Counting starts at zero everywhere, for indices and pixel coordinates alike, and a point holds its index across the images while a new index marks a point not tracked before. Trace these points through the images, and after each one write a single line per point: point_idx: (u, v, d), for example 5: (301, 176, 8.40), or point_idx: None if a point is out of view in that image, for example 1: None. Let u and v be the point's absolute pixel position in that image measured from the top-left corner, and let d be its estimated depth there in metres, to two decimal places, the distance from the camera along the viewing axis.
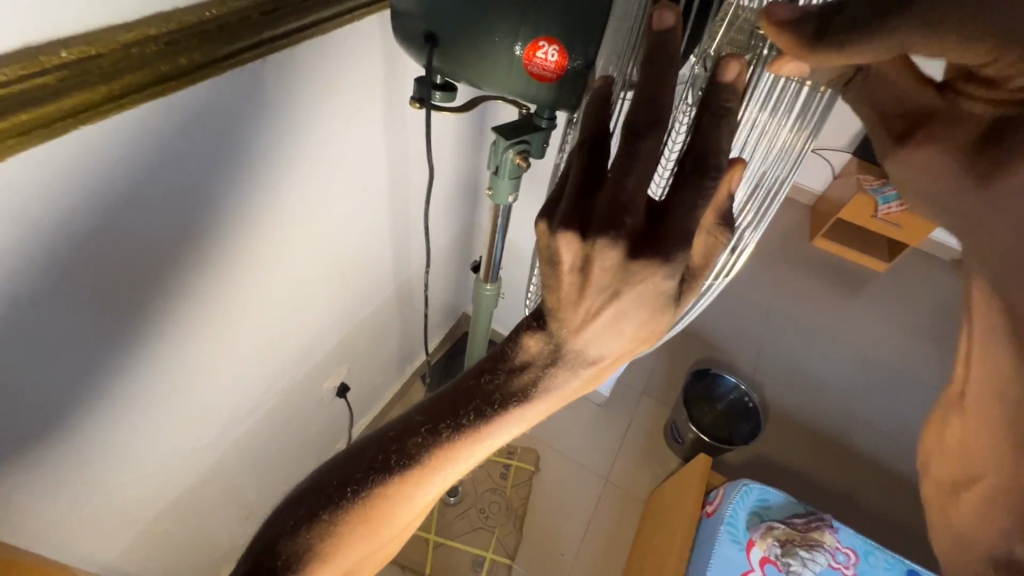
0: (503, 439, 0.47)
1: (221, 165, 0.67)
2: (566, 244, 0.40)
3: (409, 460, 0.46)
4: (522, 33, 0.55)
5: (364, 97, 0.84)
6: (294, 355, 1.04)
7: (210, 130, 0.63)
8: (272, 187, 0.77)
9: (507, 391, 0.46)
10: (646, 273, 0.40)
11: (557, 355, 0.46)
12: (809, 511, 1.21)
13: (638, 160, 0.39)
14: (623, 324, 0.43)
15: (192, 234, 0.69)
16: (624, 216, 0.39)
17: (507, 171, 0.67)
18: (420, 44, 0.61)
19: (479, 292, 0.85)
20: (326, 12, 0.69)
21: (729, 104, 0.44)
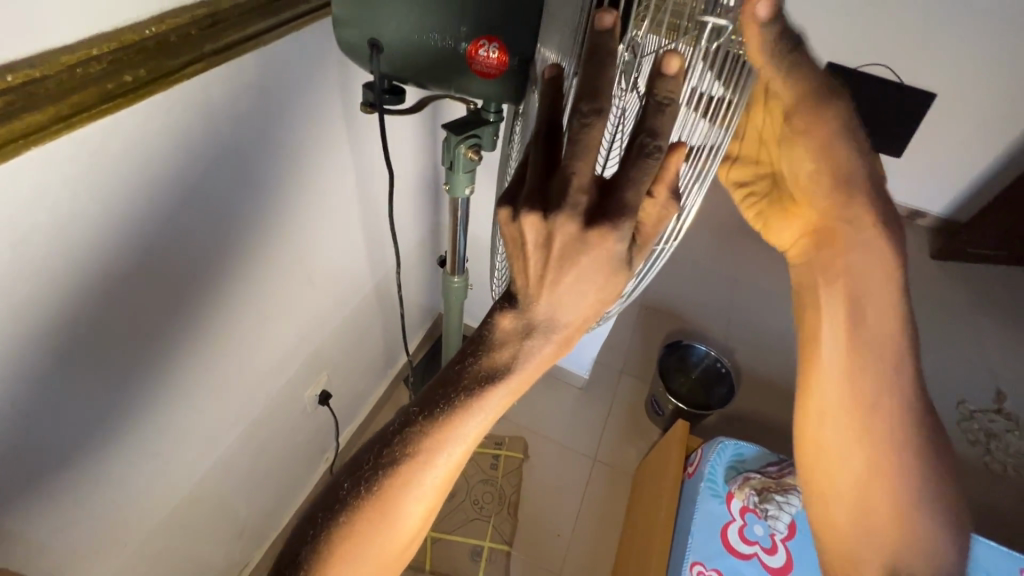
0: (492, 412, 0.52)
1: (186, 183, 0.69)
2: (529, 223, 0.44)
3: (413, 443, 0.51)
4: (462, 32, 0.58)
5: (320, 106, 0.86)
6: (271, 367, 1.04)
7: (172, 151, 0.65)
8: (238, 202, 0.79)
9: (490, 368, 0.50)
10: (601, 240, 0.43)
11: (530, 329, 0.50)
12: (781, 459, 1.29)
13: (582, 145, 0.42)
14: (584, 288, 0.47)
15: (163, 254, 0.70)
16: (576, 194, 0.43)
17: (461, 166, 0.69)
18: (366, 52, 0.63)
19: (447, 285, 0.88)
20: (267, 21, 0.70)
21: (671, 98, 0.44)
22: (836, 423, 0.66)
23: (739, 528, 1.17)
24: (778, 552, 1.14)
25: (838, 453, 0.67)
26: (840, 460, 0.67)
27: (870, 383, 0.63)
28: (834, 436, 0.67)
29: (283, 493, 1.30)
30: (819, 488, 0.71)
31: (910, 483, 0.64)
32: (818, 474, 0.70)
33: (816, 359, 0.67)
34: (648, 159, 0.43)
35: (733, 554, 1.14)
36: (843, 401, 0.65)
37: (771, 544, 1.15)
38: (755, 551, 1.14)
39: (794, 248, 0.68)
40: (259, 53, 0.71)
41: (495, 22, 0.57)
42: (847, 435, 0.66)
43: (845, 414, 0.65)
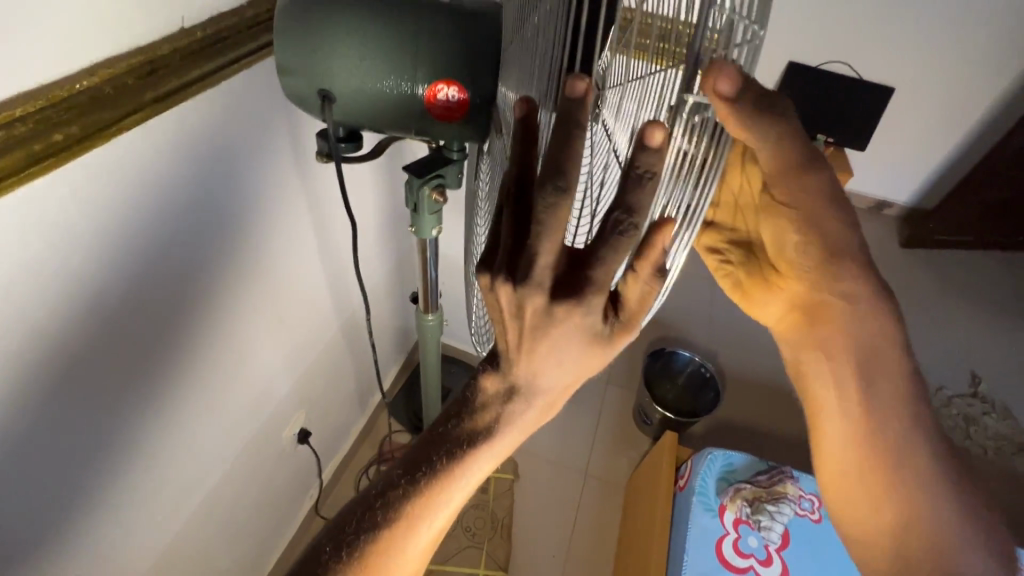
0: (479, 474, 0.50)
1: (146, 235, 0.67)
2: (502, 292, 0.41)
3: (395, 511, 0.49)
4: (421, 77, 0.56)
5: (275, 146, 0.84)
6: (244, 414, 1.00)
7: (130, 205, 0.63)
8: (196, 252, 0.76)
9: (473, 431, 0.48)
10: (568, 314, 0.41)
11: (512, 391, 0.48)
12: (770, 467, 1.28)
13: (549, 222, 0.37)
14: (560, 356, 0.45)
15: (129, 307, 0.68)
16: (542, 272, 0.39)
17: (426, 208, 0.67)
18: (316, 102, 0.60)
19: (421, 323, 0.85)
20: (207, 64, 0.67)
21: (652, 172, 0.38)
22: (855, 477, 0.69)
23: (733, 541, 1.16)
24: (773, 563, 1.13)
25: (866, 508, 0.69)
26: (870, 514, 0.69)
27: (885, 442, 0.66)
28: (857, 489, 0.69)
29: (265, 538, 1.25)
30: (854, 538, 0.72)
31: (938, 526, 0.66)
32: (850, 524, 0.72)
33: (825, 418, 0.69)
34: (622, 238, 0.38)
35: (728, 569, 1.13)
36: (857, 454, 0.68)
37: (766, 556, 1.14)
38: (750, 564, 1.13)
39: (779, 319, 0.70)
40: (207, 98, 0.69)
41: (452, 66, 0.55)
42: (868, 487, 0.68)
43: (861, 467, 0.68)
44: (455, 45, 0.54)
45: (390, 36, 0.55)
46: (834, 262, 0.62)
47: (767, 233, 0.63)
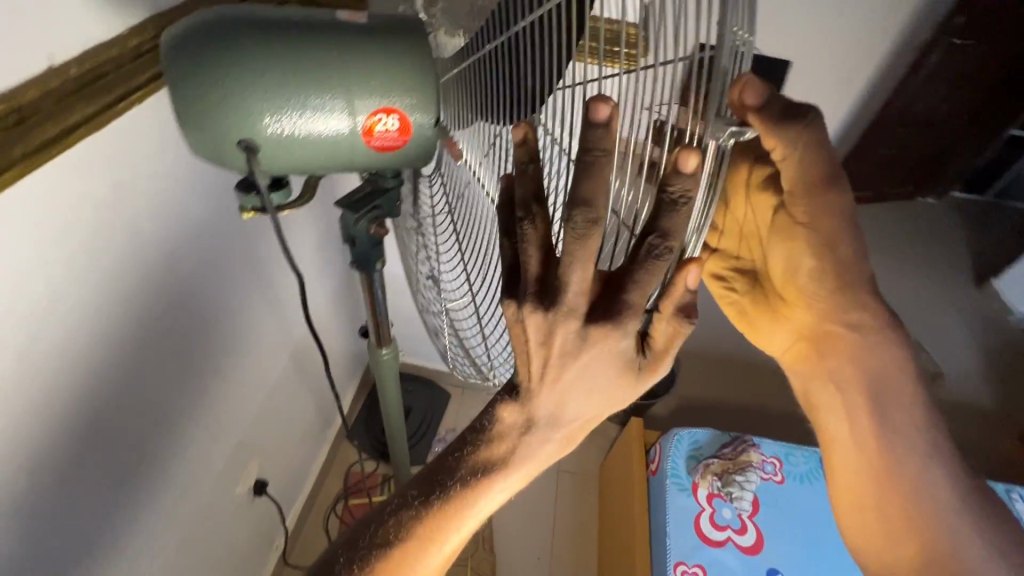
0: (495, 502, 0.48)
1: (125, 309, 0.71)
2: (531, 321, 0.38)
3: (406, 531, 0.48)
4: (349, 107, 0.45)
5: (183, 183, 0.76)
6: (185, 468, 0.93)
7: (106, 285, 0.67)
8: (110, 306, 0.69)
9: (489, 461, 0.46)
10: (604, 338, 0.37)
11: (531, 423, 0.44)
12: (733, 438, 1.33)
13: (579, 251, 0.34)
14: (589, 385, 0.41)
15: (119, 376, 0.73)
16: (576, 298, 0.36)
17: (366, 242, 0.61)
18: (236, 154, 0.46)
19: (377, 359, 0.79)
20: (90, 105, 0.58)
21: (687, 198, 0.34)
22: (863, 485, 0.63)
23: (710, 516, 1.20)
24: (748, 530, 1.18)
25: (881, 528, 0.63)
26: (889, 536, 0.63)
27: (896, 453, 0.61)
28: (867, 497, 0.63)
29: None
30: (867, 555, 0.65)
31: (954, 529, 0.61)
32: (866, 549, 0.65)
33: (828, 426, 0.64)
34: (655, 261, 0.35)
35: (708, 544, 1.16)
36: (862, 461, 0.63)
37: (740, 525, 1.18)
38: (727, 536, 1.17)
39: (788, 352, 0.65)
40: (110, 152, 0.64)
41: (390, 91, 0.46)
42: (876, 495, 0.63)
43: (869, 473, 0.62)
44: (393, 62, 0.45)
45: (299, 60, 0.43)
46: (846, 280, 0.57)
47: (778, 260, 0.58)
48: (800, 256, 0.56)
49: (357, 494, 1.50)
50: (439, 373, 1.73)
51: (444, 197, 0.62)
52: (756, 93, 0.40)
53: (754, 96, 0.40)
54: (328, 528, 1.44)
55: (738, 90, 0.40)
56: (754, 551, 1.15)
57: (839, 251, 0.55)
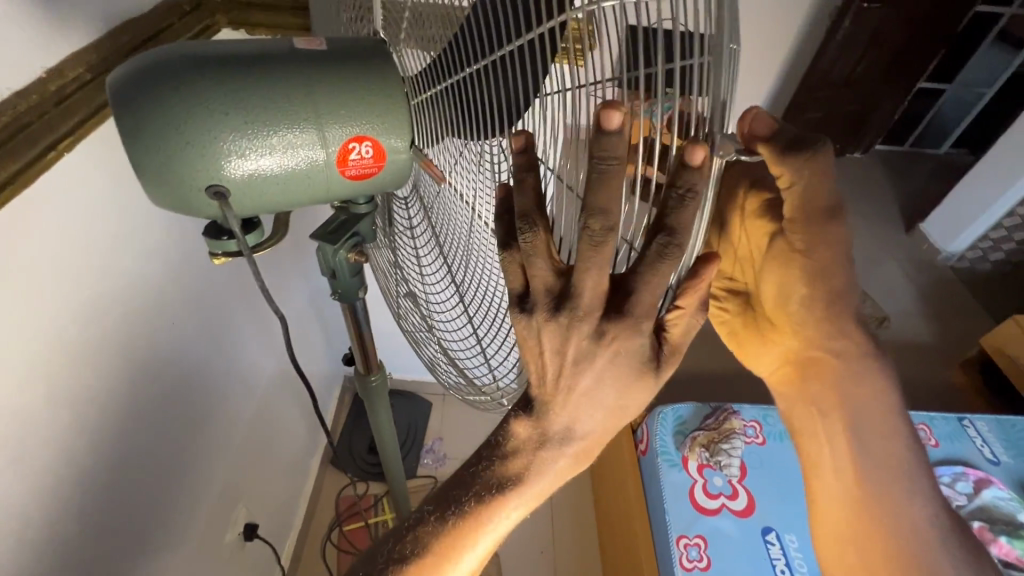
0: (510, 521, 0.46)
1: (107, 378, 0.68)
2: (546, 332, 0.39)
3: (423, 548, 0.47)
4: (319, 136, 0.43)
5: (139, 227, 0.71)
6: (173, 526, 0.88)
7: (85, 358, 0.64)
8: (76, 370, 0.63)
9: (504, 477, 0.45)
10: (622, 336, 0.37)
11: (546, 439, 0.43)
12: (714, 408, 1.38)
13: (594, 257, 0.34)
14: (600, 396, 0.41)
15: (106, 448, 0.70)
16: (591, 302, 0.36)
17: (346, 271, 0.59)
18: (205, 200, 0.43)
19: (366, 386, 0.77)
20: (17, 161, 0.52)
21: (694, 192, 0.33)
22: (845, 504, 0.61)
23: (703, 486, 1.24)
24: (740, 495, 1.23)
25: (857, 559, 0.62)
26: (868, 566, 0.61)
27: (879, 484, 0.60)
28: (849, 516, 0.62)
29: None
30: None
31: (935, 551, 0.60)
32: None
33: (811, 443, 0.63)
34: (663, 260, 0.34)
35: (705, 513, 1.20)
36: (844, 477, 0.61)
37: (732, 490, 1.23)
38: (721, 503, 1.22)
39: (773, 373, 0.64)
40: (65, 216, 0.60)
41: (363, 118, 0.44)
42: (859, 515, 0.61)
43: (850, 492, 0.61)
44: (362, 87, 0.44)
45: (264, 91, 0.41)
46: (823, 306, 0.55)
47: (769, 285, 0.55)
48: (792, 281, 0.53)
49: (351, 519, 1.46)
50: (419, 384, 1.70)
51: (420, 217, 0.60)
52: (770, 128, 0.39)
53: (769, 131, 0.39)
54: (326, 558, 1.40)
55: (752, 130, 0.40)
56: (747, 514, 1.20)
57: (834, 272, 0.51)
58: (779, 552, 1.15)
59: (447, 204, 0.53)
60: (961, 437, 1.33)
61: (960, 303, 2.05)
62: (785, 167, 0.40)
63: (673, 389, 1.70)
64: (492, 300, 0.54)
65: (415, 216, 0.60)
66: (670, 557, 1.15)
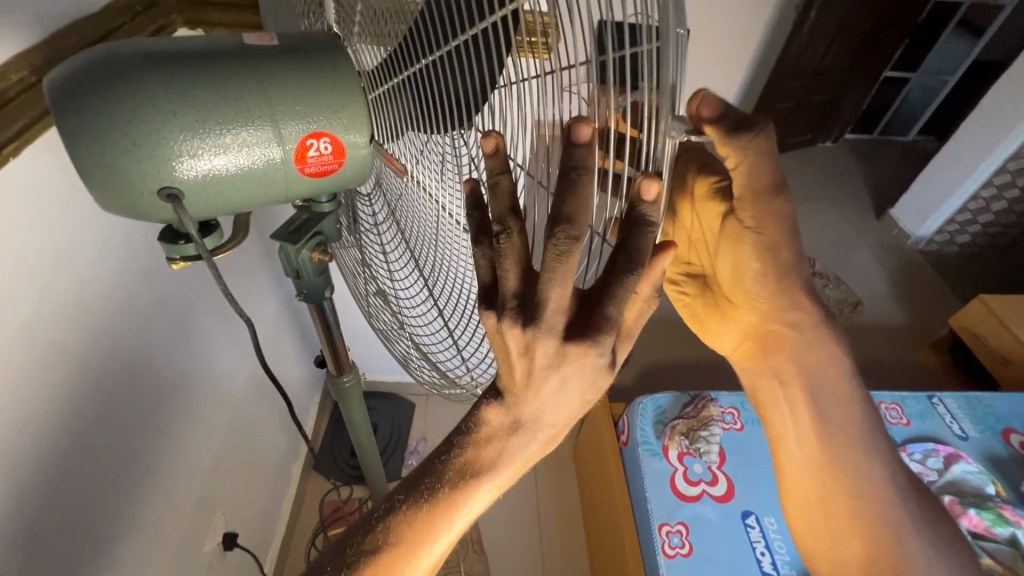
0: (480, 505, 0.46)
1: (57, 392, 0.66)
2: (510, 335, 0.36)
3: (394, 536, 0.46)
4: (275, 134, 0.42)
5: (95, 232, 0.69)
6: (144, 539, 0.86)
7: (39, 370, 0.63)
8: (34, 377, 0.62)
9: (474, 463, 0.44)
10: (581, 355, 0.36)
11: (518, 425, 0.42)
12: (692, 397, 1.40)
13: (558, 268, 0.33)
14: (567, 395, 0.40)
15: (60, 464, 0.68)
16: (554, 315, 0.35)
17: (311, 271, 0.58)
18: (158, 203, 0.41)
19: (339, 387, 0.76)
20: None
21: (652, 225, 0.34)
22: (806, 467, 0.63)
23: (683, 474, 1.26)
24: (719, 481, 1.25)
25: (830, 527, 0.64)
26: (840, 533, 0.63)
27: (839, 447, 0.62)
28: (809, 480, 0.63)
29: None
30: (810, 537, 0.66)
31: (891, 504, 0.62)
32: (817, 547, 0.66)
33: (772, 415, 0.64)
34: (630, 275, 0.34)
35: (686, 501, 1.22)
36: (805, 444, 0.63)
37: (711, 477, 1.25)
38: (701, 489, 1.23)
39: (735, 351, 0.65)
40: (7, 224, 0.57)
41: (320, 113, 0.43)
42: (819, 478, 0.63)
43: (810, 457, 0.63)
44: (316, 83, 0.43)
45: (215, 88, 0.40)
46: (783, 285, 0.56)
47: (726, 265, 0.56)
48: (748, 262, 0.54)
49: (335, 524, 1.45)
50: (400, 385, 1.69)
51: (388, 212, 0.58)
52: (717, 108, 0.39)
53: (716, 112, 0.39)
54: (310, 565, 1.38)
55: (702, 109, 0.39)
56: (726, 499, 1.22)
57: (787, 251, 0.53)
58: (758, 535, 1.17)
59: (412, 197, 0.52)
60: (930, 415, 1.38)
61: (928, 285, 2.11)
62: (730, 148, 0.41)
63: (653, 380, 1.72)
64: (465, 293, 0.54)
65: (381, 211, 0.59)
66: (653, 545, 1.17)
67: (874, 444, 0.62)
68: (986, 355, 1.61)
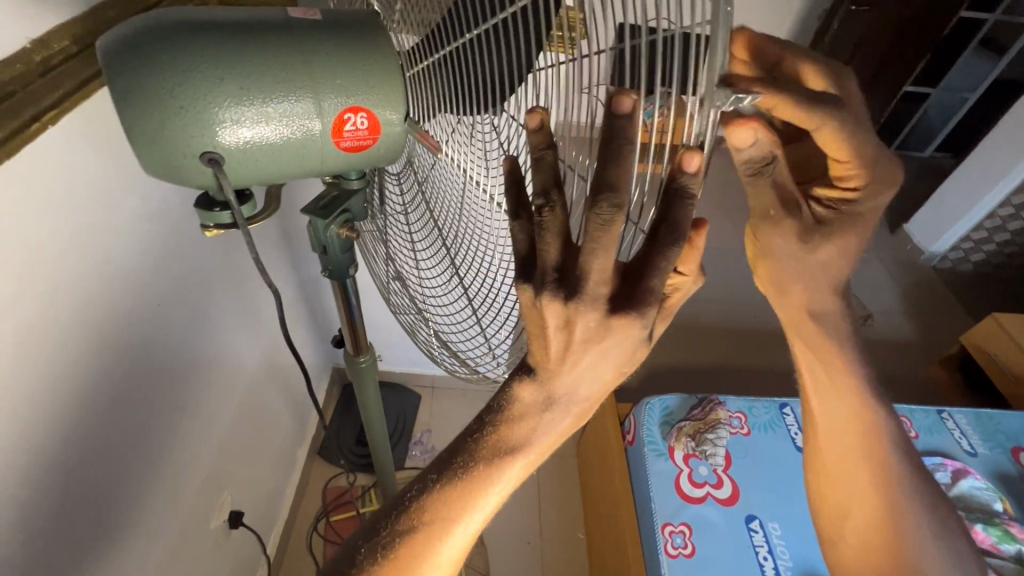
0: (512, 483, 0.46)
1: (86, 354, 0.67)
2: (549, 309, 0.37)
3: (428, 513, 0.46)
4: (315, 106, 0.43)
5: (126, 202, 0.70)
6: (156, 509, 0.87)
7: (71, 330, 0.65)
8: (70, 337, 0.65)
9: (509, 439, 0.44)
10: (624, 327, 0.37)
11: (552, 401, 0.43)
12: (700, 399, 1.39)
13: (602, 237, 0.34)
14: (603, 367, 0.41)
15: (79, 430, 0.69)
16: (596, 285, 0.36)
17: (337, 247, 0.59)
18: (200, 169, 0.43)
19: (355, 368, 0.77)
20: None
21: (692, 197, 0.35)
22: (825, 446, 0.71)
23: (688, 475, 1.25)
24: (724, 484, 1.24)
25: (835, 496, 0.72)
26: (848, 508, 0.71)
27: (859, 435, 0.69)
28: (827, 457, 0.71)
29: None
30: (830, 514, 0.73)
31: (904, 490, 0.69)
32: (824, 515, 0.73)
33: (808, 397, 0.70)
34: (674, 246, 0.35)
35: (690, 502, 1.22)
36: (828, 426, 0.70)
37: (717, 480, 1.25)
38: (706, 491, 1.23)
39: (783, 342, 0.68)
40: (49, 189, 0.59)
41: (359, 89, 0.44)
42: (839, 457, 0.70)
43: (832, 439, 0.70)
44: (354, 60, 0.44)
45: (259, 59, 0.41)
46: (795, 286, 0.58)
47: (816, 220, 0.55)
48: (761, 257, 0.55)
49: (338, 509, 1.46)
50: (408, 375, 1.70)
51: (419, 192, 0.59)
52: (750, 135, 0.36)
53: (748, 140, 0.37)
54: (312, 549, 1.40)
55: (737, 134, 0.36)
56: (731, 502, 1.22)
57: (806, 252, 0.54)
58: (762, 540, 1.17)
59: (444, 178, 0.53)
60: (939, 430, 1.37)
61: (940, 301, 2.09)
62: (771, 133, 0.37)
63: (659, 382, 1.72)
64: (494, 275, 0.54)
65: (409, 190, 0.60)
66: (656, 545, 1.16)
67: (883, 430, 0.69)
68: (997, 374, 1.59)
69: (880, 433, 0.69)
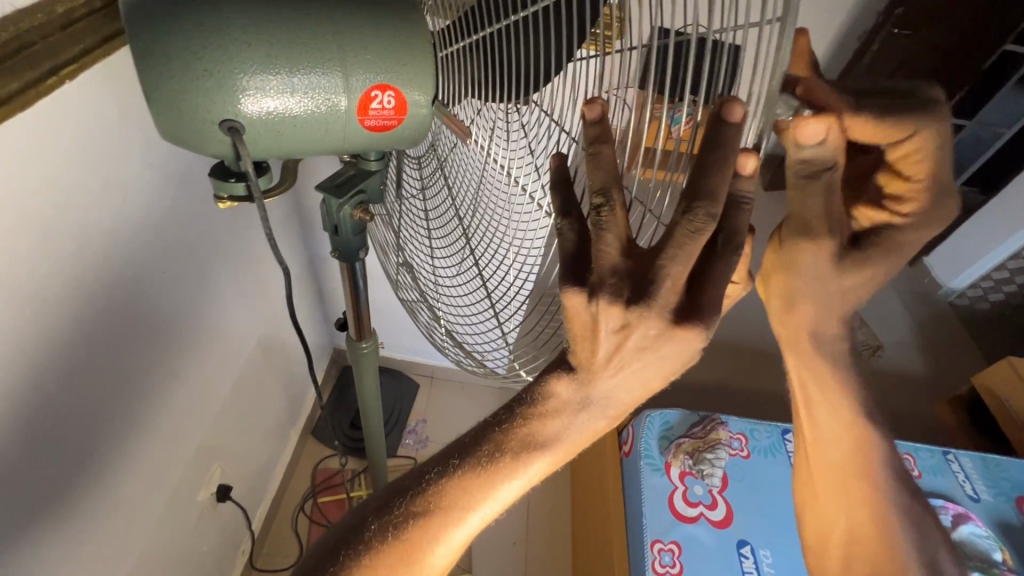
0: (533, 479, 0.44)
1: (92, 316, 0.68)
2: (607, 313, 0.36)
3: (447, 498, 0.44)
4: (343, 81, 0.41)
5: (142, 163, 0.70)
6: (146, 472, 0.87)
7: (80, 289, 0.65)
8: (80, 304, 0.65)
9: (540, 435, 0.43)
10: (684, 335, 0.36)
11: (587, 401, 0.42)
12: (702, 417, 1.37)
13: (688, 245, 0.33)
14: (647, 374, 0.40)
15: (84, 387, 0.70)
16: (667, 294, 0.35)
17: (349, 228, 0.57)
18: (219, 135, 0.41)
19: (356, 353, 0.76)
20: (8, 84, 0.49)
21: (744, 198, 0.35)
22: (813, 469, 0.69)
23: (683, 494, 1.23)
24: (718, 505, 1.22)
25: (823, 510, 0.70)
26: (830, 532, 0.70)
27: (850, 462, 0.67)
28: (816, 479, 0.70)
29: None
30: (817, 536, 0.72)
31: (897, 526, 0.67)
32: (812, 528, 0.72)
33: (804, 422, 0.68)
34: (735, 255, 0.35)
35: (682, 521, 1.19)
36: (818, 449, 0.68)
37: (711, 500, 1.23)
38: (699, 511, 1.21)
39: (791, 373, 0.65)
40: (67, 145, 0.59)
41: (386, 68, 0.42)
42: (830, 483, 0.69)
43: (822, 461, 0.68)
44: (377, 36, 0.41)
45: (286, 24, 0.39)
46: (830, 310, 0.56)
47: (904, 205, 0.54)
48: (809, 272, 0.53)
49: (326, 491, 1.45)
50: (408, 363, 1.68)
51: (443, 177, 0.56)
52: (819, 136, 0.36)
53: (814, 140, 0.36)
54: (298, 528, 1.39)
55: (807, 130, 0.36)
56: (724, 525, 1.19)
57: (846, 267, 0.51)
58: (751, 566, 1.14)
59: (473, 165, 0.51)
60: (944, 471, 1.34)
61: (953, 341, 2.04)
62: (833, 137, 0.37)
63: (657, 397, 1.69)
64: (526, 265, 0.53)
65: (430, 175, 0.58)
66: (643, 560, 1.14)
67: (876, 445, 0.67)
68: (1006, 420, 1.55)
69: (874, 468, 0.67)
